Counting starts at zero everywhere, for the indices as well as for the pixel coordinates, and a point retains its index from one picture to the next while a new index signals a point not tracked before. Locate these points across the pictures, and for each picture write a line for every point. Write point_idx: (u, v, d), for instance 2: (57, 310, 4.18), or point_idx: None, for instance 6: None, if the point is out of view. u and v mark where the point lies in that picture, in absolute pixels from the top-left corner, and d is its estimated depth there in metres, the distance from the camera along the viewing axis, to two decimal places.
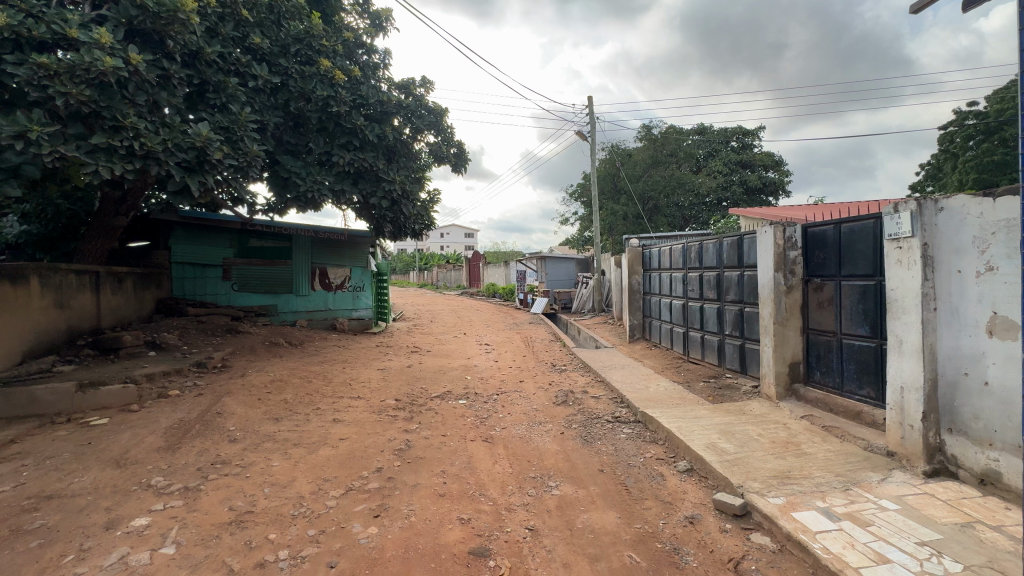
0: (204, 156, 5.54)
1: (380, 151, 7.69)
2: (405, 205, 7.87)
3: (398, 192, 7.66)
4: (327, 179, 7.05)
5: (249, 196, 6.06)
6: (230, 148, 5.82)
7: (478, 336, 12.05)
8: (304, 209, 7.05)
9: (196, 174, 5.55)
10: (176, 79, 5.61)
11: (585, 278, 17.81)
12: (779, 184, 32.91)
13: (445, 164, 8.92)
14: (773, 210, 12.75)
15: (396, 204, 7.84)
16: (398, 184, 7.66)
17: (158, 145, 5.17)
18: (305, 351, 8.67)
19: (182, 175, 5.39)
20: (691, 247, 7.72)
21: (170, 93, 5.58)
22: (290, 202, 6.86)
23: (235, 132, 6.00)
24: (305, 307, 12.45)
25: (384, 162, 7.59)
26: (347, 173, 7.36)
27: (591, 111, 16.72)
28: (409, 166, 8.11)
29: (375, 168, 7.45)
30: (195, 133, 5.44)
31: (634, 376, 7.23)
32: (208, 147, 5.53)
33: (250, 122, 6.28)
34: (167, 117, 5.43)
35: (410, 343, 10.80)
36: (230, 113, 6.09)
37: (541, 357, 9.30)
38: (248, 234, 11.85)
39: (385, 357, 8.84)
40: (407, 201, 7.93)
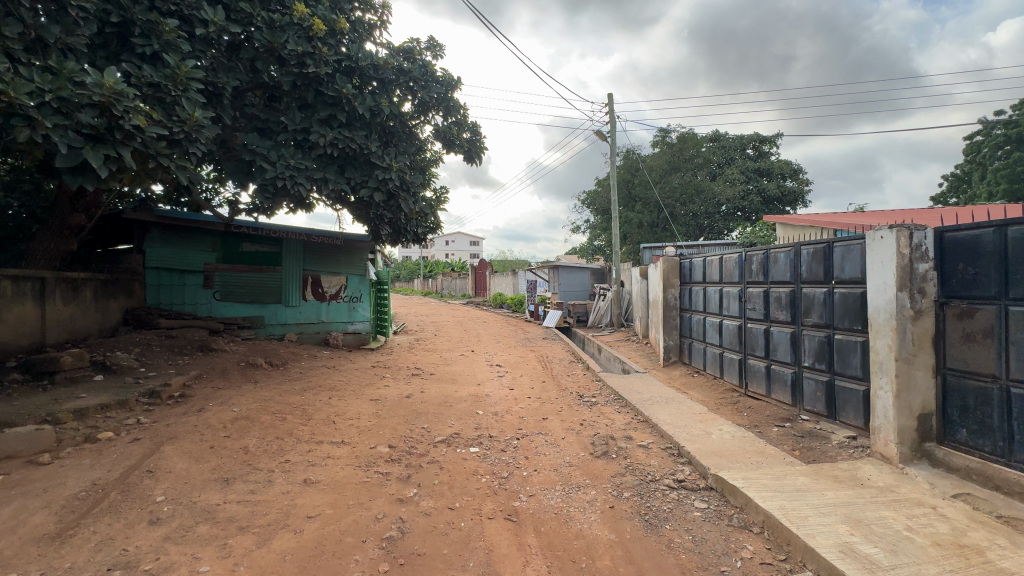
0: (111, 119, 4.30)
1: (373, 130, 6.42)
2: (405, 198, 6.58)
3: (395, 181, 6.38)
4: (305, 165, 5.79)
5: (183, 178, 4.80)
6: (156, 113, 4.63)
7: (488, 355, 10.66)
8: (276, 203, 5.78)
9: (103, 146, 4.29)
10: (78, 13, 4.55)
11: (602, 290, 16.46)
12: (798, 194, 31.59)
13: (456, 151, 7.67)
14: (818, 218, 11.42)
15: (392, 198, 6.57)
16: (394, 171, 6.39)
17: (35, 94, 3.96)
18: (286, 376, 7.32)
19: (79, 145, 4.14)
20: (752, 257, 6.37)
21: (68, 30, 4.54)
22: (256, 193, 5.59)
23: (168, 92, 4.86)
24: (295, 319, 11.12)
25: (378, 145, 6.31)
26: (330, 156, 6.11)
27: (610, 110, 15.56)
28: (408, 151, 6.86)
29: (367, 151, 6.17)
30: (96, 82, 4.20)
31: (686, 416, 5.83)
32: (115, 105, 4.29)
33: (195, 80, 5.13)
34: (57, 62, 4.25)
35: (410, 363, 9.48)
36: (166, 65, 4.96)
37: (564, 384, 7.94)
38: (233, 237, 10.63)
39: (380, 383, 7.48)
40: (406, 193, 6.65)
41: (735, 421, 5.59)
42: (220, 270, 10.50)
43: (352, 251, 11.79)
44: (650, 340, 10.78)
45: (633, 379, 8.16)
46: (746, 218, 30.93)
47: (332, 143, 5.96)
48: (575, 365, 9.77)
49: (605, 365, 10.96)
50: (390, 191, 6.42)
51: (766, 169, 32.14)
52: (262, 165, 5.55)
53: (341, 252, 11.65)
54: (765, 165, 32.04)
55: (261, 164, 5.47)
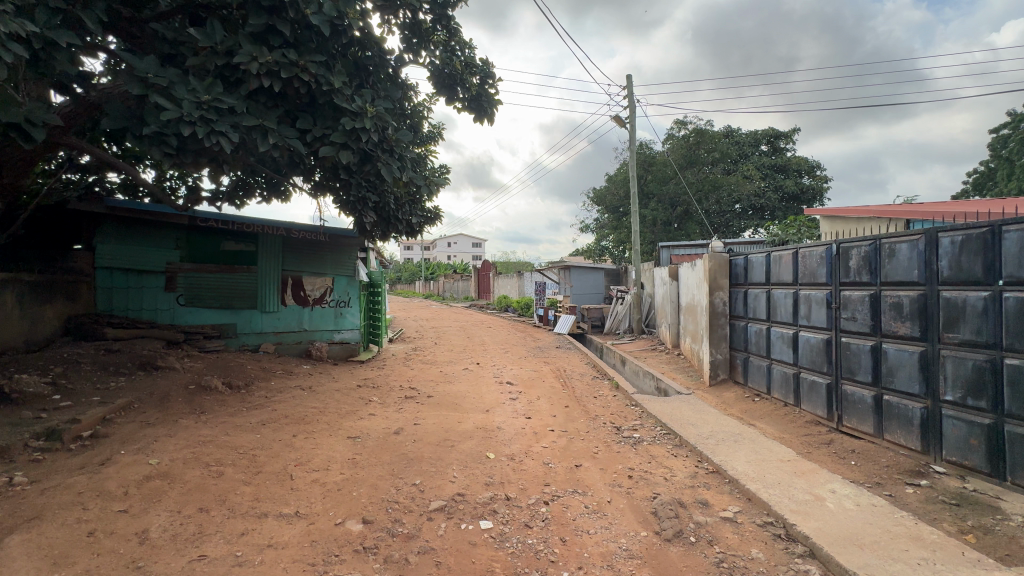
0: None
1: (334, 58, 4.95)
2: (384, 160, 5.14)
3: (370, 133, 4.89)
4: (231, 103, 4.25)
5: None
6: None
7: (497, 369, 9.10)
8: (187, 158, 4.24)
9: None
10: None
11: (619, 292, 14.92)
12: (816, 191, 30.03)
13: (457, 96, 6.27)
14: (875, 210, 9.91)
15: (367, 160, 5.13)
16: (369, 117, 4.89)
17: None
18: (244, 403, 5.78)
19: None
20: (849, 251, 4.81)
21: None
22: (150, 144, 4.01)
23: None
24: (272, 327, 9.57)
25: (343, 80, 4.80)
26: (270, 90, 4.62)
27: (629, 93, 14.07)
28: (389, 95, 5.46)
29: (329, 88, 4.69)
30: None
31: (772, 465, 4.27)
32: None
33: None
34: None
35: (405, 380, 7.98)
36: None
37: (593, 411, 6.38)
38: (199, 232, 9.14)
39: (364, 412, 5.94)
40: (388, 155, 5.22)
41: (847, 476, 4.02)
42: (185, 271, 9.04)
43: (339, 249, 10.20)
44: (686, 353, 9.20)
45: (678, 402, 6.59)
46: (762, 216, 29.39)
47: (271, 74, 4.43)
48: (601, 383, 8.21)
49: (632, 381, 9.38)
50: (363, 148, 4.96)
51: (783, 166, 30.64)
52: (158, 101, 3.97)
53: (326, 250, 10.08)
54: (781, 161, 30.53)
55: (159, 99, 3.90)
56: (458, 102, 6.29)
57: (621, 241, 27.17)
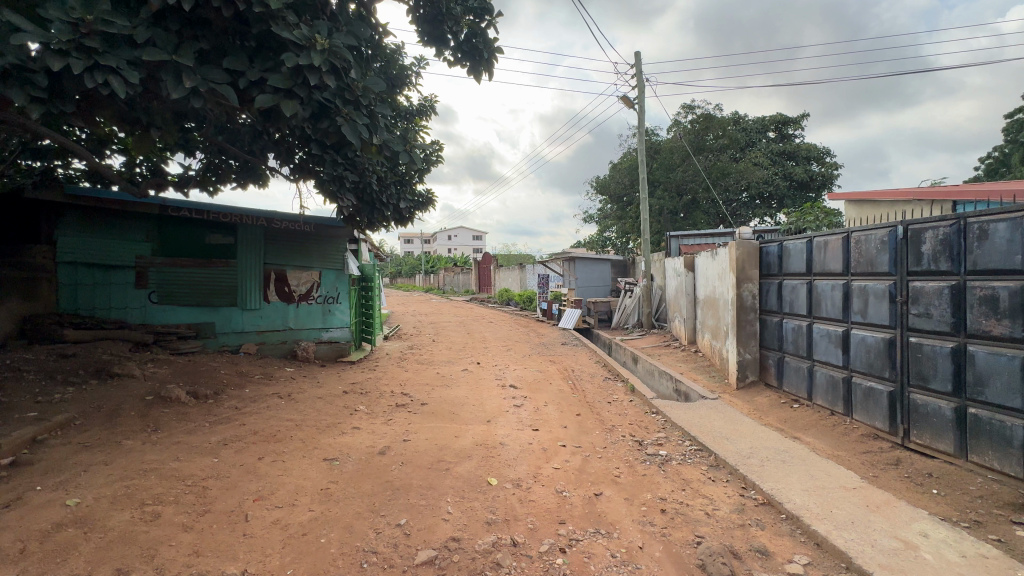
0: None
1: None
2: (347, 115, 4.11)
3: (323, 74, 3.87)
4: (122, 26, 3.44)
5: None
6: None
7: (499, 370, 8.33)
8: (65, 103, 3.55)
9: None
10: None
11: (628, 285, 14.11)
12: (826, 178, 29.08)
13: (447, 46, 5.51)
14: (915, 195, 9.11)
15: (324, 116, 4.13)
16: (322, 53, 3.86)
17: None
18: (209, 417, 5.02)
19: None
20: (922, 235, 3.99)
21: None
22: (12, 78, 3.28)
23: None
24: (254, 326, 8.77)
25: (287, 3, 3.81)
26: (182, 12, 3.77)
27: (638, 72, 13.17)
28: (358, 32, 4.37)
29: (266, 13, 3.74)
30: None
31: (836, 495, 3.50)
32: None
33: None
34: None
35: (398, 384, 7.22)
36: None
37: (610, 421, 5.60)
38: (172, 222, 8.35)
39: (348, 425, 5.17)
40: (351, 108, 4.18)
41: (934, 511, 3.24)
42: (157, 265, 8.26)
43: (327, 241, 9.32)
44: (707, 351, 8.38)
45: (705, 408, 5.81)
46: (771, 205, 28.47)
47: None
48: (616, 385, 7.43)
49: (648, 382, 8.58)
50: (316, 98, 3.97)
51: (792, 152, 29.68)
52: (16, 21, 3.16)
53: (312, 242, 9.21)
54: (790, 148, 29.57)
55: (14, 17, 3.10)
56: (448, 52, 5.52)
57: (626, 232, 26.34)
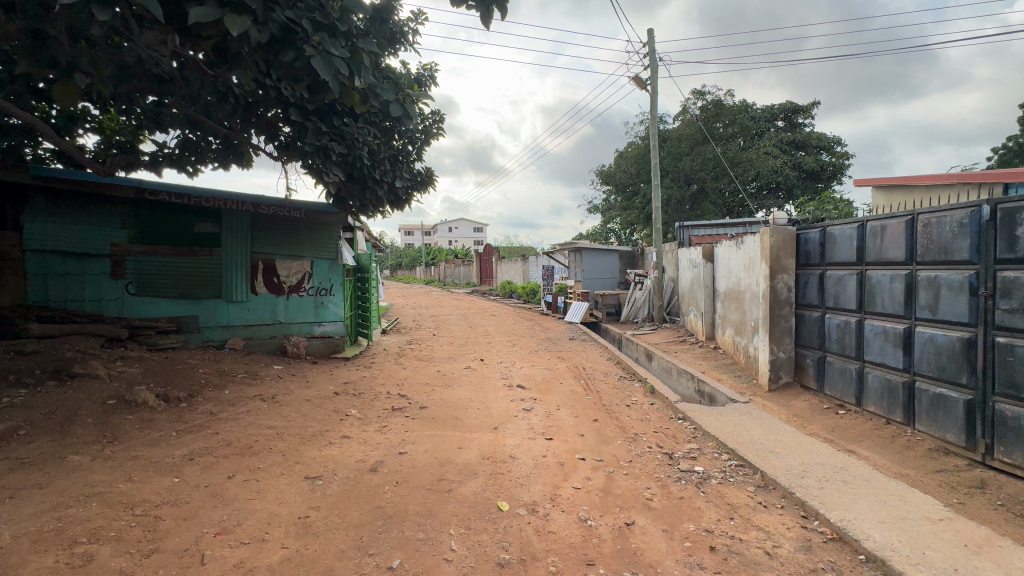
0: None
1: None
2: (319, 43, 3.31)
3: None
4: None
5: None
6: None
7: (505, 369, 7.69)
8: None
9: None
10: None
11: (638, 277, 13.44)
12: (837, 169, 28.32)
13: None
14: (959, 179, 8.42)
15: (292, 46, 3.36)
16: None
17: None
18: (178, 426, 4.40)
19: None
20: (1017, 216, 3.33)
21: None
22: None
23: None
24: (241, 319, 8.12)
25: None
26: None
27: (651, 52, 12.43)
28: None
29: None
30: None
31: (923, 530, 2.87)
32: None
33: None
34: None
35: (395, 383, 6.61)
36: None
37: (632, 428, 4.98)
38: (150, 207, 7.70)
39: (337, 434, 4.55)
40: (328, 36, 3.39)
41: None
42: (136, 254, 7.63)
43: (318, 228, 8.61)
44: (732, 349, 7.70)
45: (738, 413, 5.19)
46: (780, 196, 27.73)
47: None
48: (633, 385, 6.80)
49: (666, 381, 7.94)
50: (280, 20, 3.21)
51: (802, 142, 28.90)
52: None
53: (303, 229, 8.51)
54: (800, 137, 28.78)
55: None
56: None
57: (631, 223, 25.64)
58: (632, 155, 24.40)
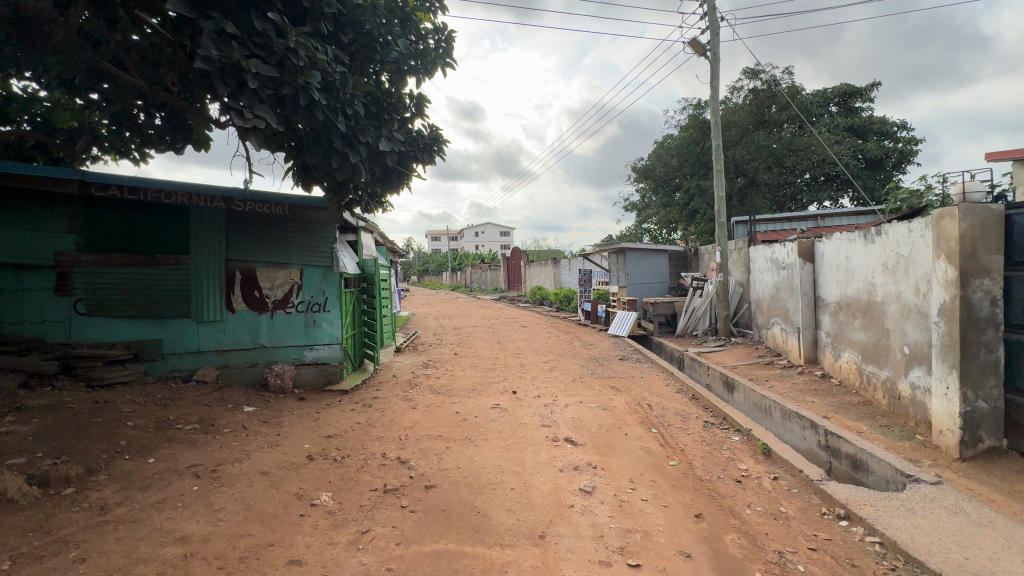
0: None
1: None
2: None
3: None
4: None
5: None
6: None
7: (545, 409, 5.79)
8: None
9: None
10: None
11: (697, 281, 11.26)
12: (903, 155, 25.26)
13: None
14: None
15: None
16: None
17: None
18: (26, 545, 2.68)
19: None
20: None
21: None
22: None
23: None
24: (214, 344, 6.52)
25: None
26: None
27: (709, 11, 10.35)
28: None
29: None
30: None
31: None
32: None
33: None
34: None
35: (395, 435, 4.80)
36: None
37: (770, 541, 2.99)
38: (105, 207, 6.17)
39: (281, 557, 2.75)
40: None
41: None
42: (86, 264, 6.13)
43: (308, 228, 6.81)
44: (867, 385, 5.47)
45: (942, 510, 3.12)
46: (838, 187, 24.88)
47: None
48: (730, 439, 4.77)
49: (769, 428, 5.78)
50: None
51: (862, 127, 25.92)
52: None
53: (290, 231, 6.76)
54: (859, 122, 25.85)
55: None
56: None
57: (671, 222, 23.33)
58: (674, 145, 22.12)
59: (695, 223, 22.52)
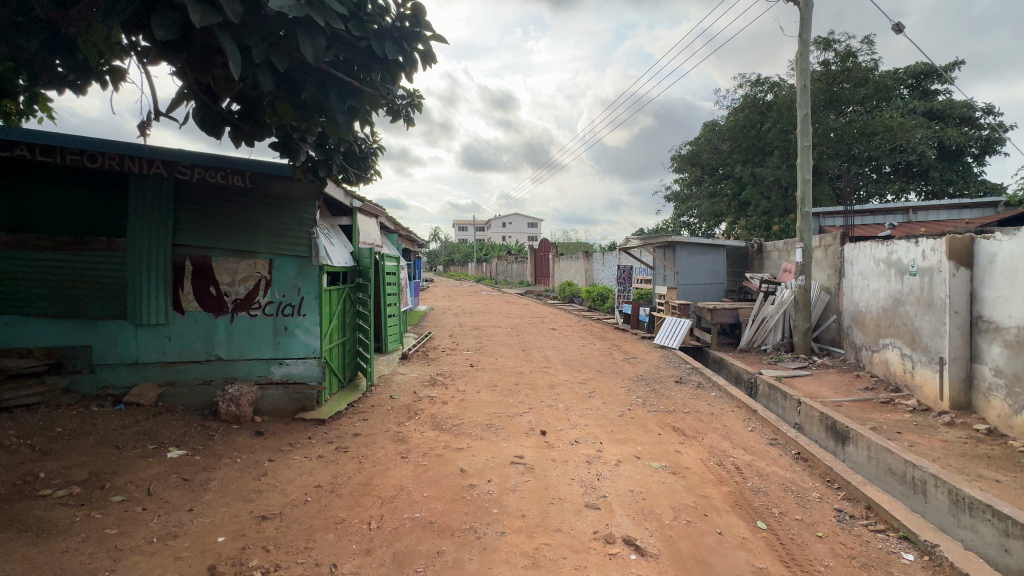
0: None
1: None
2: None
3: None
4: None
5: None
6: None
7: (588, 469, 4.05)
8: None
9: None
10: None
11: (768, 285, 9.27)
12: (989, 143, 22.03)
13: None
14: None
15: None
16: None
17: None
18: None
19: None
20: None
21: None
22: None
23: None
24: (157, 354, 5.05)
25: None
26: None
27: None
28: None
29: None
30: None
31: None
32: None
33: None
34: None
35: (365, 518, 3.16)
36: None
37: None
38: (22, 173, 4.74)
39: None
40: None
41: None
42: None
43: (280, 207, 5.21)
44: None
45: None
46: (911, 178, 21.94)
47: None
48: (900, 560, 2.92)
49: (926, 517, 3.85)
50: None
51: (940, 112, 22.73)
52: None
53: (256, 210, 5.17)
54: (937, 105, 22.70)
55: None
56: None
57: (717, 214, 20.99)
58: (725, 128, 19.71)
59: (745, 216, 20.16)
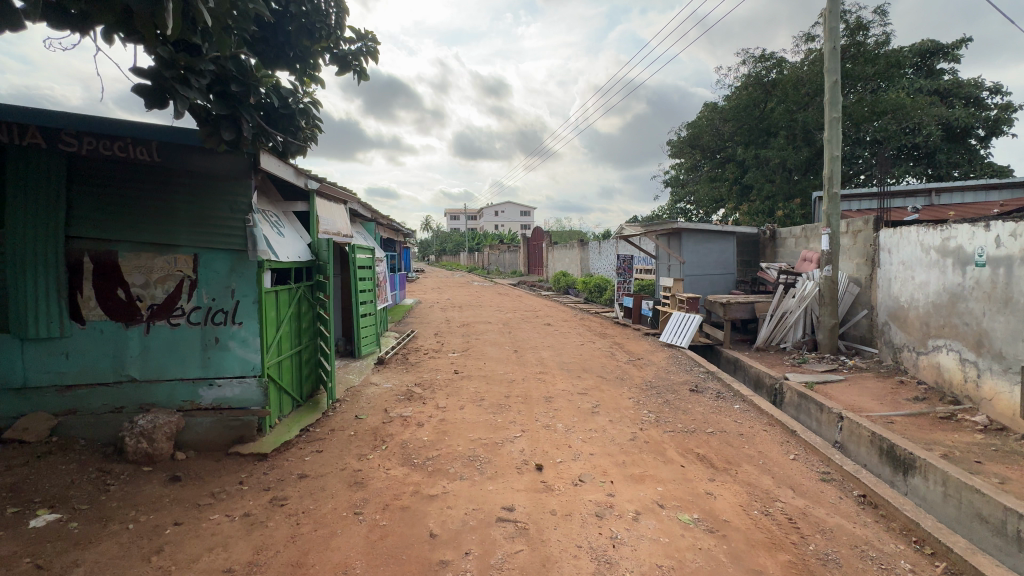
0: None
1: None
2: None
3: None
4: None
5: None
6: None
7: (599, 528, 3.08)
8: None
9: None
10: None
11: (787, 277, 8.34)
12: (999, 124, 21.06)
13: None
14: None
15: None
16: None
17: None
18: None
19: None
20: None
21: None
22: None
23: None
24: (53, 376, 4.00)
25: None
26: None
27: None
28: None
29: None
30: None
31: None
32: None
33: None
34: None
35: None
36: None
37: None
38: None
39: None
40: None
41: None
42: None
43: (206, 189, 4.14)
44: None
45: None
46: (918, 161, 20.97)
47: None
48: None
49: None
50: None
51: (947, 90, 21.74)
52: None
53: (174, 192, 4.09)
54: (945, 84, 21.69)
55: None
56: None
57: (717, 199, 19.95)
58: (727, 108, 18.62)
59: (747, 201, 19.16)
